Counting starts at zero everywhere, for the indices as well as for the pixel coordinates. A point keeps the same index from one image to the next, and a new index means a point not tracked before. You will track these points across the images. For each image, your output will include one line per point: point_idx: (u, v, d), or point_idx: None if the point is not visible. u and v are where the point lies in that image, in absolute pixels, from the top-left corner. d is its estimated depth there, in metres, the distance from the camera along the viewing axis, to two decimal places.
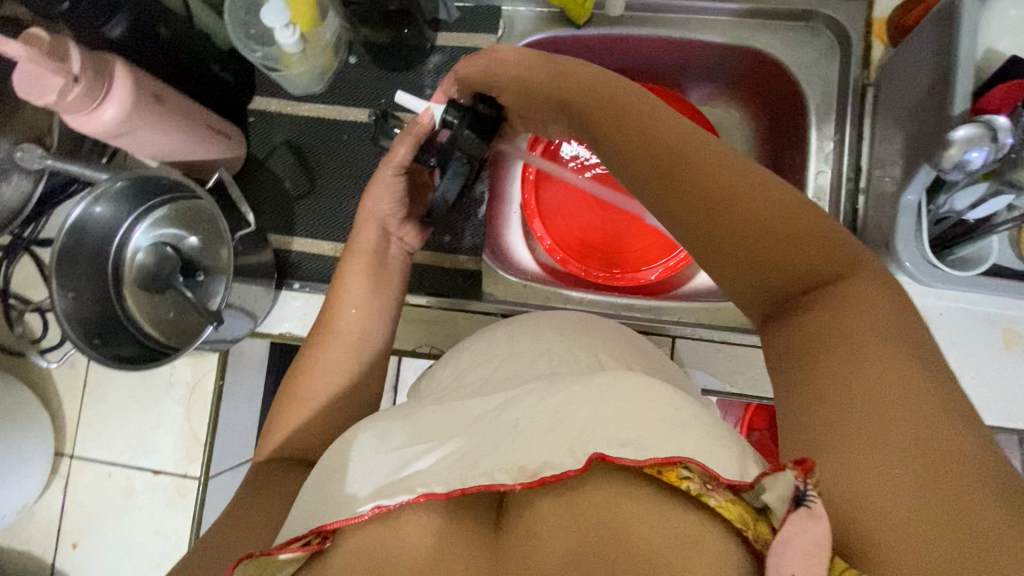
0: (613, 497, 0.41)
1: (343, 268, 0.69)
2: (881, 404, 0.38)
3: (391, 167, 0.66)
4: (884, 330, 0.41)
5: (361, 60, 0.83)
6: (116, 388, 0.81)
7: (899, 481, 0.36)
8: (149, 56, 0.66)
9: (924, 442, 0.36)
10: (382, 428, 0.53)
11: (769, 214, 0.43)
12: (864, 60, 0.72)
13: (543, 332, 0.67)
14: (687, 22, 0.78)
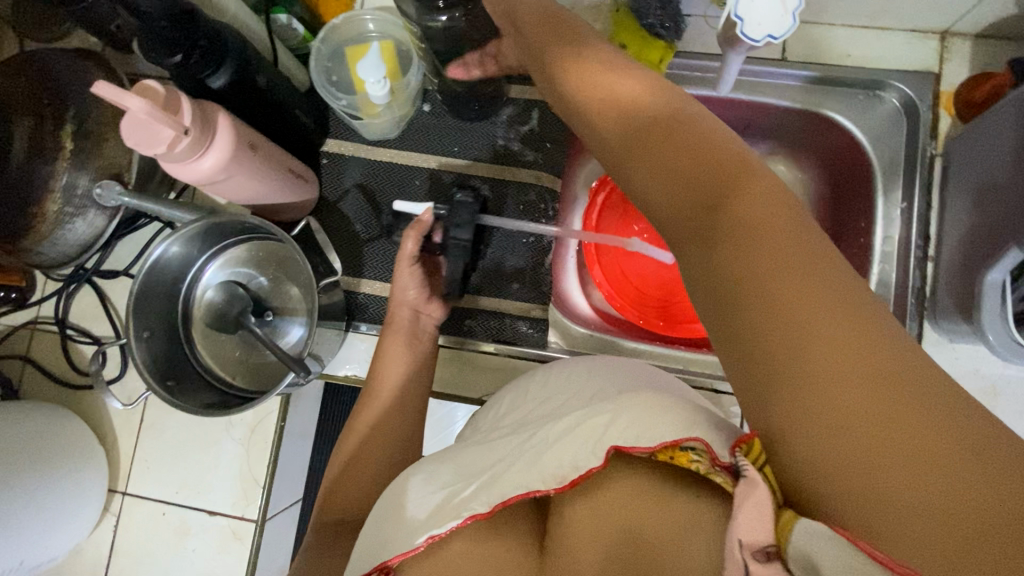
0: (632, 485, 0.45)
1: (382, 345, 0.69)
2: (813, 346, 0.33)
3: (406, 259, 0.69)
4: (795, 257, 0.36)
5: (433, 108, 0.84)
6: (172, 426, 0.81)
7: (840, 431, 0.32)
8: (243, 106, 0.67)
9: (871, 374, 0.32)
10: (431, 468, 0.53)
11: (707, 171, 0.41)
12: (933, 130, 0.75)
13: (587, 369, 0.66)
14: (756, 84, 0.80)
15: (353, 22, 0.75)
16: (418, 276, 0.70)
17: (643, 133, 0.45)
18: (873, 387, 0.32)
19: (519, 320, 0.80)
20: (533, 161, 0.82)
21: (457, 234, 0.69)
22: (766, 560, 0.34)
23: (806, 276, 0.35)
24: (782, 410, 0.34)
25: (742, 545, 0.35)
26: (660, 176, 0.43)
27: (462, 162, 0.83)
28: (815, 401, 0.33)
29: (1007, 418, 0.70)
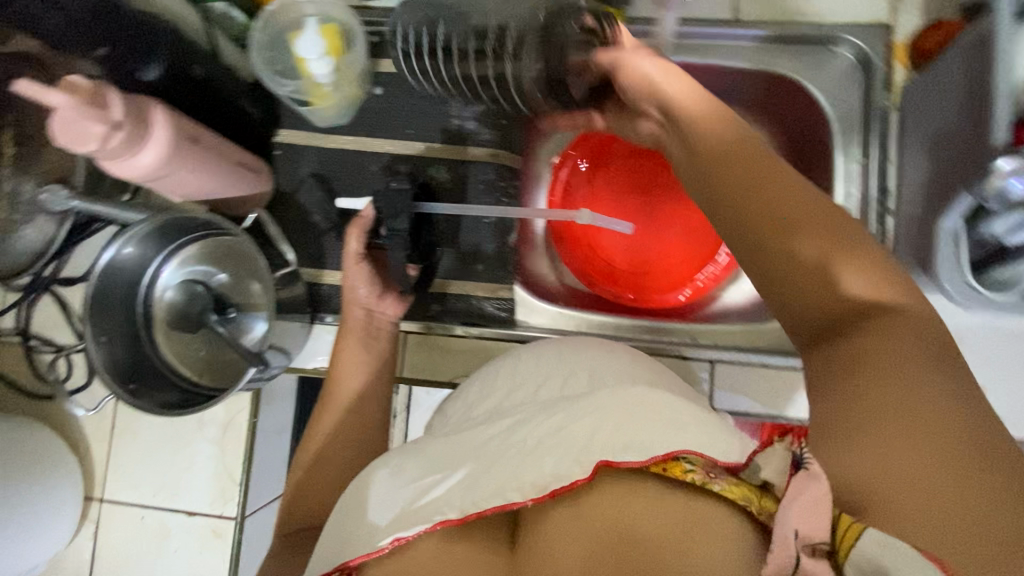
0: (626, 497, 0.47)
1: (337, 349, 0.70)
2: (908, 409, 0.36)
3: (352, 259, 0.69)
4: (923, 341, 0.39)
5: (386, 90, 0.83)
6: (144, 429, 0.80)
7: (931, 480, 0.34)
8: (184, 102, 0.66)
9: (960, 437, 0.35)
10: (396, 464, 0.57)
11: (829, 240, 0.42)
12: (888, 82, 0.74)
13: (559, 353, 0.67)
14: (711, 47, 0.79)
15: (291, 8, 0.74)
16: (366, 272, 0.70)
17: (739, 170, 0.45)
18: (965, 454, 0.35)
19: (486, 301, 0.79)
20: (490, 139, 0.82)
21: (393, 224, 0.64)
22: (817, 556, 0.35)
23: (927, 360, 0.38)
24: (865, 458, 0.36)
25: (798, 536, 0.36)
26: (768, 223, 0.43)
27: (419, 145, 0.82)
28: (896, 452, 0.35)
29: (973, 367, 0.69)
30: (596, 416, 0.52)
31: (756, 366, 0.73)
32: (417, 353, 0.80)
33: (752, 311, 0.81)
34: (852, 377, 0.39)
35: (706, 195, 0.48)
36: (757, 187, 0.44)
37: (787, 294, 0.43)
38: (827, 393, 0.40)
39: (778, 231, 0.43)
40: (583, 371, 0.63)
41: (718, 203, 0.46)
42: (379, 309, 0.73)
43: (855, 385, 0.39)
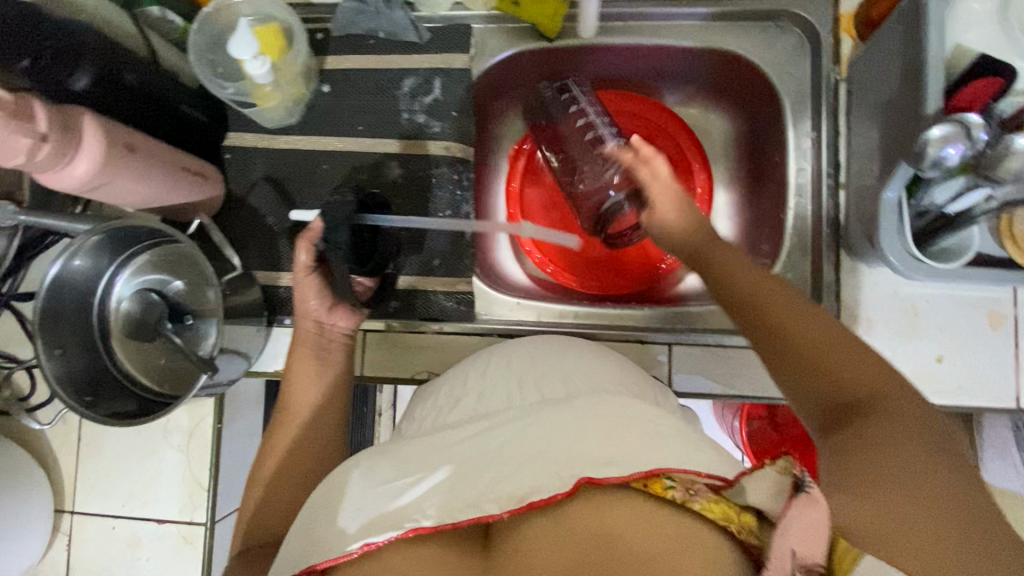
0: (605, 508, 0.47)
1: (289, 364, 0.68)
2: (915, 480, 0.39)
3: (301, 270, 0.68)
4: (926, 434, 0.42)
5: (334, 88, 0.82)
6: (111, 441, 0.80)
7: (929, 542, 0.37)
8: (121, 110, 0.65)
9: (956, 508, 0.38)
10: (368, 465, 0.56)
11: (829, 343, 0.49)
12: (836, 55, 0.73)
13: (522, 355, 0.66)
14: (658, 28, 0.78)
15: (227, 10, 0.73)
16: (315, 285, 0.69)
17: (733, 283, 0.56)
18: (966, 529, 0.37)
19: (444, 297, 0.77)
20: (440, 131, 0.80)
21: (332, 237, 0.68)
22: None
23: (918, 440, 0.42)
24: (871, 515, 0.38)
25: (795, 555, 0.39)
26: (770, 325, 0.52)
27: (369, 141, 0.81)
28: (899, 515, 0.38)
29: (931, 338, 0.69)
30: (568, 427, 0.54)
31: (715, 347, 0.73)
32: (378, 351, 0.78)
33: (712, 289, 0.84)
34: (862, 451, 0.42)
35: (725, 289, 0.57)
36: (756, 295, 0.54)
37: (802, 386, 0.49)
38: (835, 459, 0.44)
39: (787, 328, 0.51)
40: (554, 374, 0.63)
41: (734, 306, 0.56)
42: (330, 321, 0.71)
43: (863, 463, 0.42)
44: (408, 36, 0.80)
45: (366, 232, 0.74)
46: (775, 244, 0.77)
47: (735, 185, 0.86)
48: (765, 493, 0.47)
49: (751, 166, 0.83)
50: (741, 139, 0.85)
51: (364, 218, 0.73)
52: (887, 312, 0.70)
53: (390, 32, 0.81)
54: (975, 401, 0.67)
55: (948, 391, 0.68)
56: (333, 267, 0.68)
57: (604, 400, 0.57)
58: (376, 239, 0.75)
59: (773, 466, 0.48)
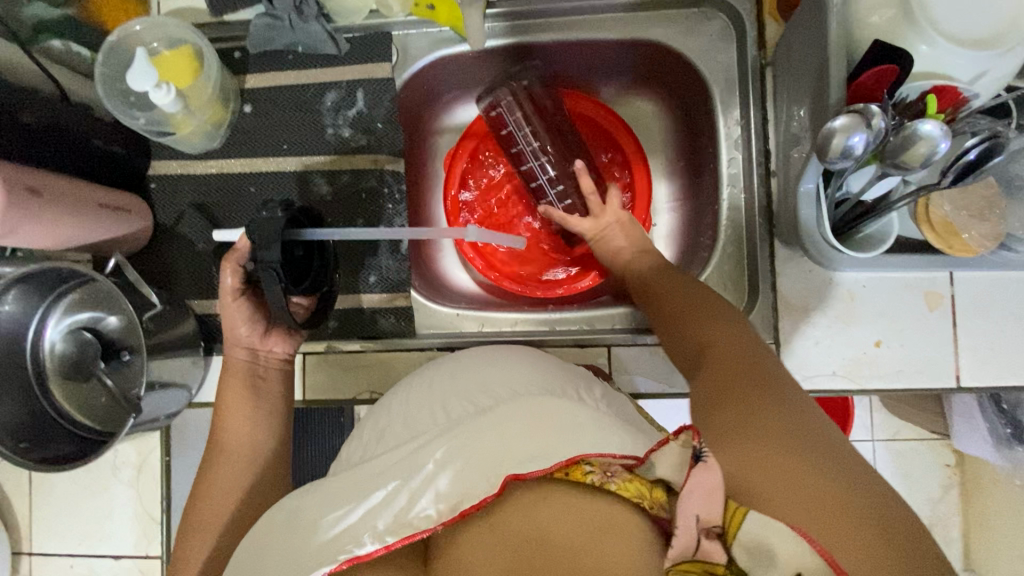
0: (531, 506, 0.48)
1: (221, 397, 0.63)
2: (766, 413, 0.44)
3: (228, 294, 0.62)
4: (770, 372, 0.48)
5: (256, 107, 0.79)
6: (60, 481, 0.80)
7: (782, 473, 0.40)
8: (26, 152, 0.63)
9: (802, 428, 0.43)
10: (294, 504, 0.52)
11: (697, 305, 0.58)
12: (760, 40, 0.71)
13: (455, 372, 0.64)
14: (581, 23, 0.76)
15: (131, 38, 0.71)
16: (246, 310, 0.63)
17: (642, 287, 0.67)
18: (808, 453, 0.41)
19: (384, 316, 0.77)
20: (366, 144, 0.79)
21: (265, 256, 0.57)
22: (711, 537, 0.40)
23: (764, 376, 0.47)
24: (738, 457, 0.42)
25: (698, 521, 0.40)
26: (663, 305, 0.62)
27: (293, 160, 0.79)
28: (761, 449, 0.42)
29: (869, 324, 0.68)
30: (491, 438, 0.52)
31: (654, 345, 0.72)
32: (319, 373, 0.77)
33: None
34: (721, 397, 0.47)
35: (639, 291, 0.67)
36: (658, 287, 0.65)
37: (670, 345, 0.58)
38: (700, 404, 0.48)
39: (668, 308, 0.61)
40: (474, 387, 0.59)
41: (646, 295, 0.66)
42: (265, 347, 0.66)
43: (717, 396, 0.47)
44: (328, 49, 0.78)
45: (300, 249, 0.62)
46: (711, 237, 0.76)
47: (675, 176, 0.84)
48: (671, 464, 0.47)
49: (689, 157, 0.82)
50: (677, 129, 0.83)
51: (299, 233, 0.60)
52: (824, 300, 0.68)
53: (309, 45, 0.78)
54: (915, 385, 0.67)
55: (887, 377, 0.67)
56: (267, 289, 0.58)
57: (530, 402, 0.55)
58: (313, 256, 0.64)
59: (677, 440, 0.48)
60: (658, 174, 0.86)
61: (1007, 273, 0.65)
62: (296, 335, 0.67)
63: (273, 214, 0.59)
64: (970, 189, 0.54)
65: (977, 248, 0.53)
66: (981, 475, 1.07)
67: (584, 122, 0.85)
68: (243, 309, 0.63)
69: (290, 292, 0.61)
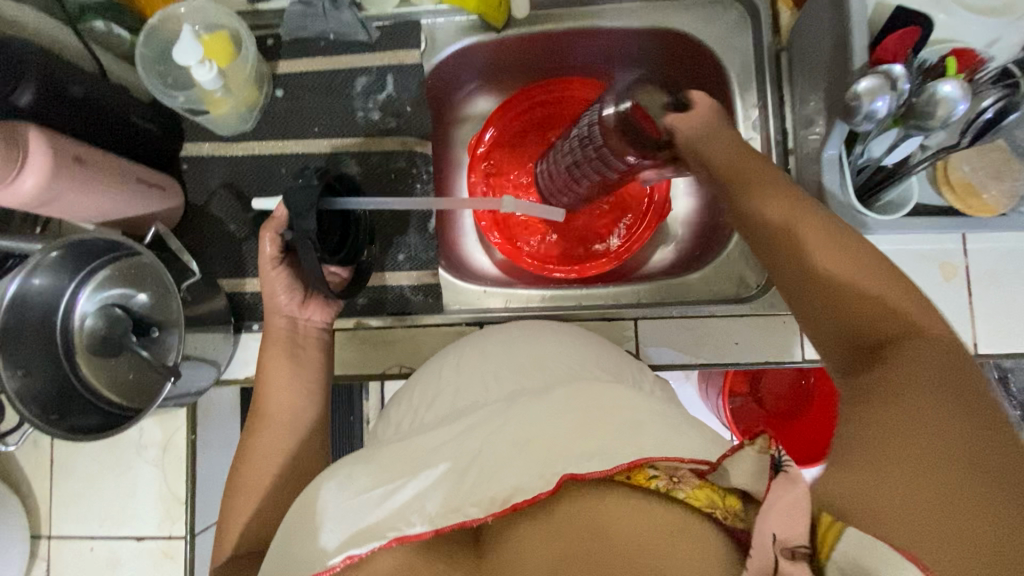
0: (591, 505, 0.45)
1: (262, 364, 0.64)
2: (928, 437, 0.35)
3: (267, 263, 0.63)
4: (960, 391, 0.37)
5: (288, 92, 0.82)
6: (83, 462, 0.79)
7: (911, 491, 0.33)
8: (69, 124, 0.65)
9: (966, 452, 0.34)
10: (345, 473, 0.52)
11: (849, 287, 0.47)
12: (774, 27, 0.75)
13: (489, 345, 0.65)
14: (604, 12, 0.80)
15: (172, 20, 0.74)
16: (285, 279, 0.64)
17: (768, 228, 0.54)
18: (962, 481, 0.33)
19: (412, 292, 0.78)
20: (395, 127, 0.81)
21: (301, 224, 0.56)
22: (796, 558, 0.34)
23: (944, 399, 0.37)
24: (869, 477, 0.34)
25: (775, 539, 0.35)
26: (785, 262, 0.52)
27: (324, 142, 0.81)
28: (887, 451, 0.35)
29: None
30: (545, 416, 0.52)
31: (680, 318, 0.74)
32: (347, 349, 0.78)
33: (679, 265, 0.84)
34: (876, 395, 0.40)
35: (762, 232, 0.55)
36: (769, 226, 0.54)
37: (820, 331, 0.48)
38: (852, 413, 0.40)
39: (800, 275, 0.50)
40: (529, 361, 0.62)
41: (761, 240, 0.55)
42: (304, 316, 0.67)
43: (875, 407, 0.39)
44: (359, 36, 0.81)
45: (336, 220, 0.64)
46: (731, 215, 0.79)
47: None
48: (746, 470, 0.44)
49: None
50: None
51: (332, 202, 0.61)
52: None
53: (340, 33, 0.81)
54: None
55: None
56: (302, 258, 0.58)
57: (590, 385, 0.56)
58: (347, 226, 0.66)
59: (754, 444, 0.44)
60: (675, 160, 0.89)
61: (1016, 244, 0.69)
62: (334, 306, 0.68)
63: (309, 182, 0.58)
64: (983, 151, 0.57)
65: (997, 209, 0.56)
66: None
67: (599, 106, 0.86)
68: (280, 276, 0.64)
69: (324, 260, 0.62)
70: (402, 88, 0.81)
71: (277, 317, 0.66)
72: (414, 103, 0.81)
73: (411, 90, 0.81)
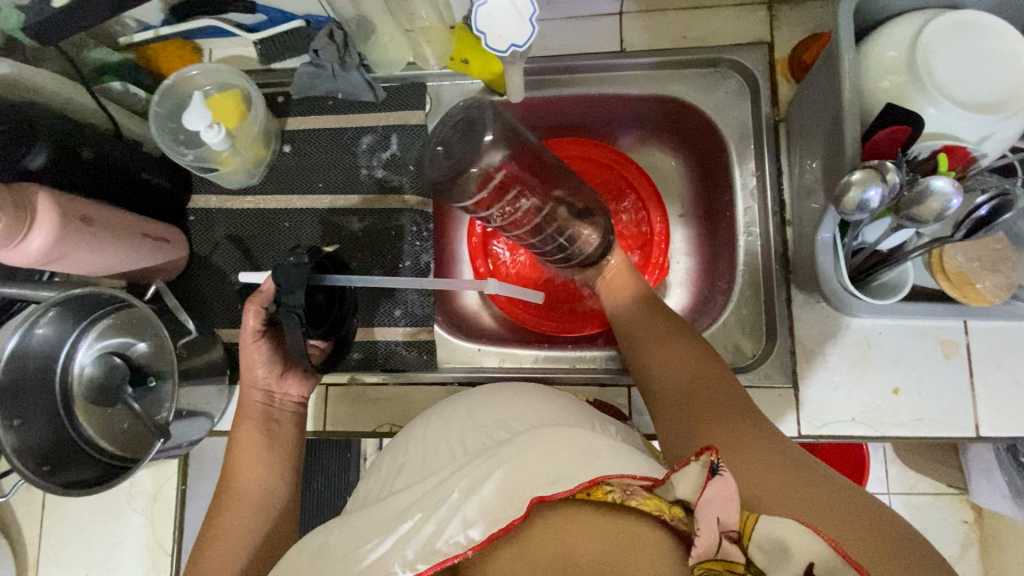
0: (559, 527, 0.48)
1: (236, 437, 0.68)
2: (750, 442, 0.55)
3: (249, 335, 0.66)
4: (743, 409, 0.59)
5: (295, 148, 0.84)
6: (73, 507, 0.79)
7: (791, 497, 0.48)
8: (78, 183, 0.67)
9: (790, 460, 0.52)
10: (320, 542, 0.54)
11: (689, 350, 0.67)
12: (774, 97, 0.76)
13: (472, 407, 0.65)
14: (605, 78, 0.81)
15: (186, 82, 0.77)
16: (264, 352, 0.67)
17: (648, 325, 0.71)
18: (807, 483, 0.49)
19: (405, 347, 0.78)
20: (398, 184, 0.83)
21: (288, 300, 0.58)
22: (732, 541, 0.43)
23: (740, 415, 0.58)
24: (759, 487, 0.50)
25: (720, 523, 0.43)
26: (657, 342, 0.69)
27: (326, 199, 0.82)
28: (763, 472, 0.51)
29: (888, 371, 0.69)
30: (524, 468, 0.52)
31: None
32: (339, 405, 0.78)
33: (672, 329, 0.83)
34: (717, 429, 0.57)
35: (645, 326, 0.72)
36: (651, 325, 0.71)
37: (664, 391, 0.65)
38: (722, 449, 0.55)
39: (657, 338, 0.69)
40: (495, 423, 0.61)
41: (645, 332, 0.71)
42: (281, 389, 0.71)
43: (712, 432, 0.57)
44: (366, 96, 0.83)
45: (321, 294, 0.65)
46: (728, 281, 0.79)
47: (691, 224, 0.87)
48: (690, 482, 0.47)
49: (704, 205, 0.85)
50: (693, 179, 0.87)
51: (322, 279, 0.62)
52: (841, 349, 0.70)
53: (347, 92, 0.83)
54: (934, 434, 0.67)
55: (905, 425, 0.68)
56: (287, 334, 0.59)
57: (571, 439, 0.53)
58: (333, 301, 0.67)
59: (698, 459, 0.47)
60: (673, 219, 0.89)
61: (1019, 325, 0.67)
62: (311, 379, 0.71)
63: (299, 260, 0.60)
64: (980, 241, 0.57)
65: (992, 299, 0.56)
66: (1002, 533, 1.04)
67: (600, 167, 0.89)
68: (260, 352, 0.67)
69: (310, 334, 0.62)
70: (405, 148, 0.83)
71: (256, 390, 0.70)
72: (416, 160, 0.83)
73: (414, 149, 0.83)
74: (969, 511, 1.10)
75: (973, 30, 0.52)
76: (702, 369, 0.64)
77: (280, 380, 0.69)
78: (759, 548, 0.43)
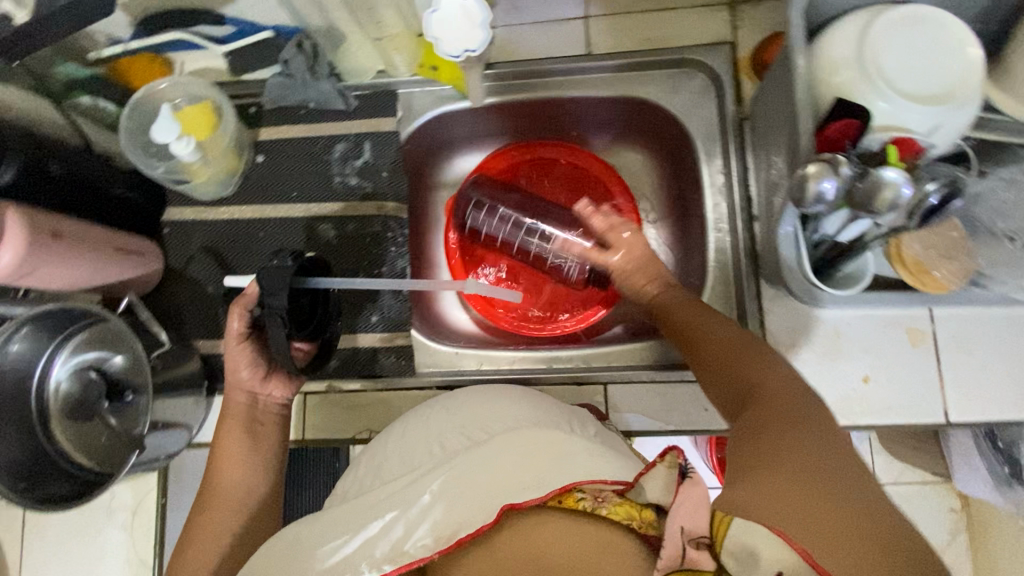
0: (531, 532, 0.49)
1: (219, 442, 0.68)
2: (789, 440, 0.45)
3: (233, 338, 0.66)
4: (799, 404, 0.48)
5: (268, 158, 0.84)
6: (54, 524, 0.79)
7: (794, 506, 0.40)
8: (47, 199, 0.67)
9: (827, 470, 0.42)
10: (294, 534, 0.53)
11: (717, 332, 0.60)
12: (738, 96, 0.78)
13: (447, 409, 0.65)
14: (573, 80, 0.82)
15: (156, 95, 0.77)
16: (249, 354, 0.67)
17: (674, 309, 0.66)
18: (824, 499, 0.40)
19: (382, 353, 0.79)
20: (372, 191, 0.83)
21: (272, 302, 0.58)
22: (701, 548, 0.42)
23: (803, 418, 0.47)
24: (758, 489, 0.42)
25: (684, 532, 0.43)
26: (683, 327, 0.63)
27: (301, 208, 0.83)
28: (776, 473, 0.42)
29: (857, 360, 0.70)
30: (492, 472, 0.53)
31: (650, 383, 0.74)
32: (319, 412, 0.78)
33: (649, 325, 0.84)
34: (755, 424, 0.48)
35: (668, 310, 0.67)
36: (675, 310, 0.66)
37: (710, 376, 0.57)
38: (746, 446, 0.46)
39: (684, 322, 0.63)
40: (470, 424, 0.62)
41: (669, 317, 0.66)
42: (265, 391, 0.71)
43: (749, 424, 0.48)
44: (338, 105, 0.83)
45: (305, 297, 0.65)
46: (701, 277, 0.80)
47: (664, 222, 0.88)
48: (660, 485, 0.48)
49: (676, 204, 0.86)
50: (664, 178, 0.88)
51: (305, 282, 0.62)
52: (811, 339, 0.71)
53: (319, 102, 0.84)
54: (905, 421, 0.68)
55: (876, 412, 0.69)
56: (270, 335, 0.59)
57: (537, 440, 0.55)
58: (317, 305, 0.67)
59: (664, 461, 0.50)
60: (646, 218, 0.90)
61: (983, 311, 0.68)
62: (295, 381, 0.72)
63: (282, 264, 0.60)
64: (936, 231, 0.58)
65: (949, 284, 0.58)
66: (987, 519, 1.05)
67: (573, 168, 0.89)
68: (245, 355, 0.68)
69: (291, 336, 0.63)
70: (378, 154, 0.83)
71: (240, 393, 0.70)
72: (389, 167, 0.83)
73: (387, 156, 0.83)
74: (955, 498, 1.11)
75: (919, 25, 0.54)
76: (741, 354, 0.56)
77: (265, 382, 0.69)
78: (730, 554, 0.40)
